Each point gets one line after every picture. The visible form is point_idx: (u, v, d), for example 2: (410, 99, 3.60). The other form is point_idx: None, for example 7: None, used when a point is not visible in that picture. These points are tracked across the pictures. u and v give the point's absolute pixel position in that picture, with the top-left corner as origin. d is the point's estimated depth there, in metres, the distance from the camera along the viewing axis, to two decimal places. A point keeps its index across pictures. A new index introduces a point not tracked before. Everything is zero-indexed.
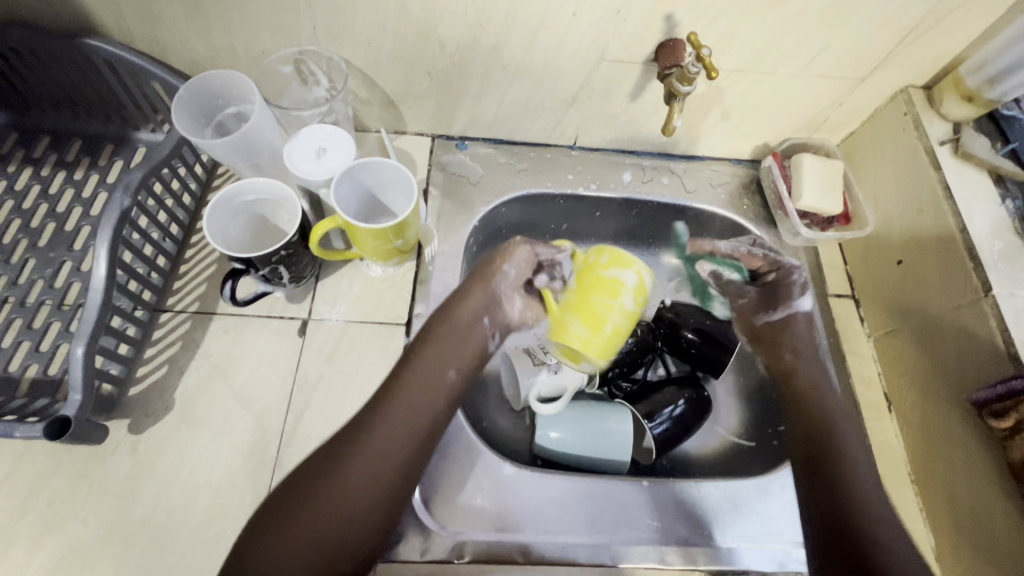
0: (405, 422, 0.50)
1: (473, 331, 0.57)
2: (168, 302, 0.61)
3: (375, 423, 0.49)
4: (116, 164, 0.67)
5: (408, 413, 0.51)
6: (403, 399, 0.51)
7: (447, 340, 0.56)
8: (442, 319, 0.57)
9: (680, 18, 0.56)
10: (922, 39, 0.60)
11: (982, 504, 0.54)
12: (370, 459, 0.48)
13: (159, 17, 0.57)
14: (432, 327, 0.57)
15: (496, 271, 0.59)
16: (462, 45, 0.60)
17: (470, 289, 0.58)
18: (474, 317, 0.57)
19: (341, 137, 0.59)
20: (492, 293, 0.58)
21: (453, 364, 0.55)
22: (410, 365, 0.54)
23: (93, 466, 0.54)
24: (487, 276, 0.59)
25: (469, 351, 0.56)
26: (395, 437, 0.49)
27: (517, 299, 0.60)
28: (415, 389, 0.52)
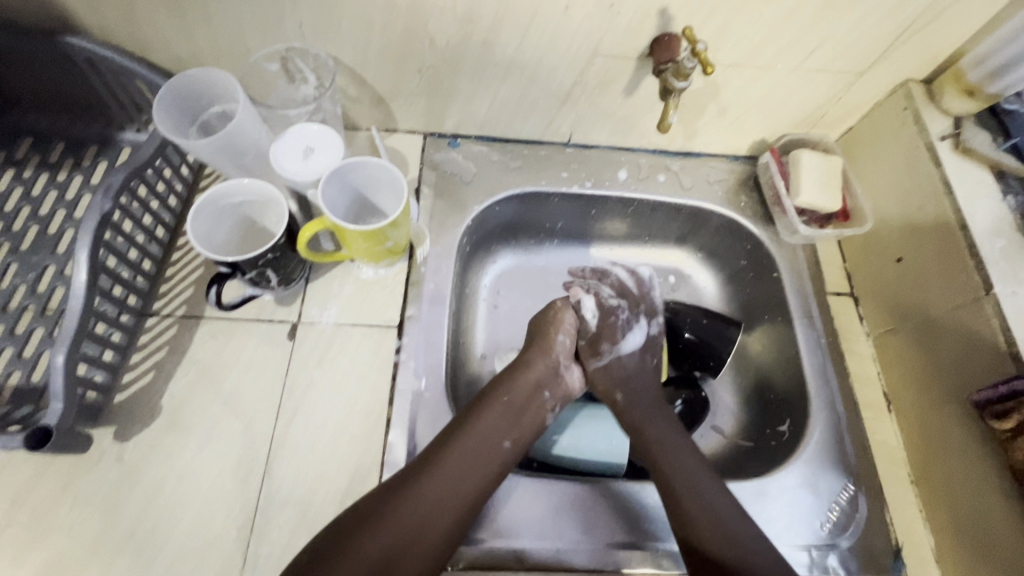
0: (462, 484, 0.51)
1: (532, 401, 0.58)
2: (154, 306, 0.60)
3: (433, 480, 0.50)
4: (100, 165, 0.66)
5: (466, 476, 0.51)
6: (461, 461, 0.52)
7: (507, 407, 0.56)
8: (506, 382, 0.58)
9: (675, 12, 0.55)
10: (922, 32, 0.58)
11: (984, 505, 0.53)
12: (424, 516, 0.48)
13: (140, 14, 0.55)
14: (494, 390, 0.58)
15: (553, 341, 0.62)
16: (452, 40, 0.59)
17: (533, 359, 0.60)
18: (535, 387, 0.59)
19: (329, 136, 0.58)
20: (552, 364, 0.61)
21: (511, 433, 0.55)
22: (470, 427, 0.54)
23: (79, 476, 0.53)
24: (547, 345, 0.62)
25: (528, 422, 0.57)
26: (452, 497, 0.50)
27: (574, 367, 0.63)
28: (472, 452, 0.53)
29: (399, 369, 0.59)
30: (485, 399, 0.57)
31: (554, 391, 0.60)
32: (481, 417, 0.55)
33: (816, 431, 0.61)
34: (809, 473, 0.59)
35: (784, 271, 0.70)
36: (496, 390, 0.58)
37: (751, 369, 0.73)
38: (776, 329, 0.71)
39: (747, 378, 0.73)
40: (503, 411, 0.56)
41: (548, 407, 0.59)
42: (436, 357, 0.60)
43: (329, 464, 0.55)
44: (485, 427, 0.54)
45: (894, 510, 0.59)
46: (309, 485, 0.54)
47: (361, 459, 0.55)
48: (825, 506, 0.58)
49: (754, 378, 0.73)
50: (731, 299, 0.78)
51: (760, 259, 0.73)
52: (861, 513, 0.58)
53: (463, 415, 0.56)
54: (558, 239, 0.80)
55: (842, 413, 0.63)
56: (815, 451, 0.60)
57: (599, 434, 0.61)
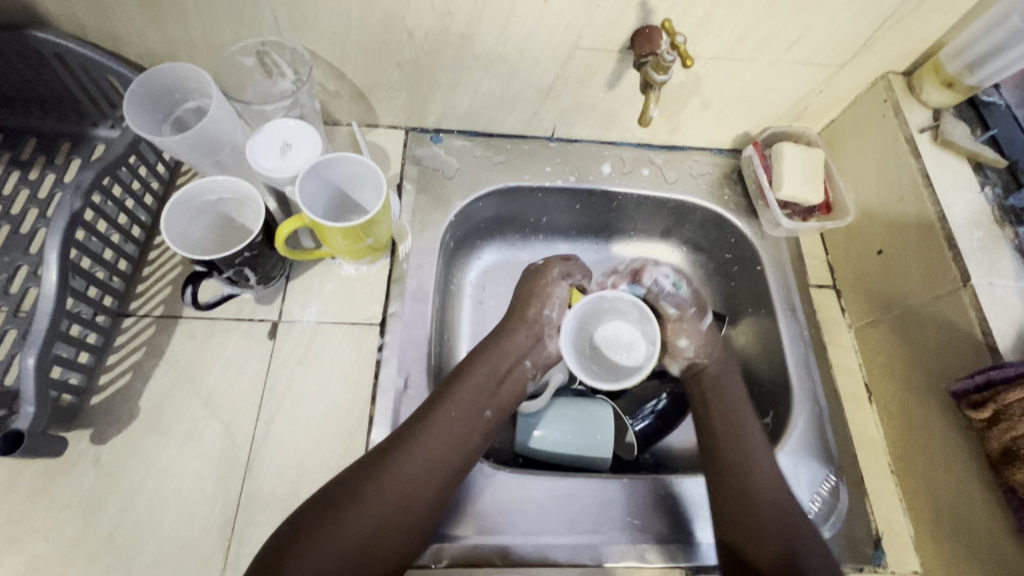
0: (444, 454, 0.51)
1: (514, 370, 0.58)
2: (131, 306, 0.59)
3: (413, 453, 0.50)
4: (73, 162, 0.64)
5: (447, 447, 0.51)
6: (442, 433, 0.52)
7: (487, 376, 0.56)
8: (487, 351, 0.58)
9: (655, 4, 0.54)
10: (901, 24, 0.58)
11: (962, 495, 0.54)
12: (406, 488, 0.49)
13: (109, 8, 0.54)
14: (474, 361, 0.57)
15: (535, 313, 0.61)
16: (431, 34, 0.58)
17: (513, 330, 0.60)
18: (517, 357, 0.58)
19: (307, 132, 0.57)
20: (533, 334, 0.60)
21: (491, 401, 0.56)
22: (450, 397, 0.54)
23: (55, 480, 0.52)
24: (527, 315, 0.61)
25: (509, 391, 0.57)
26: (434, 468, 0.50)
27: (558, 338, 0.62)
28: (453, 423, 0.53)
29: (381, 366, 0.59)
30: (464, 369, 0.57)
31: (536, 359, 0.60)
32: (461, 388, 0.55)
33: (799, 422, 0.62)
34: (791, 464, 0.60)
35: (767, 263, 0.70)
36: (476, 360, 0.57)
37: (735, 362, 0.74)
38: (760, 322, 0.71)
39: None
40: (483, 381, 0.56)
41: (530, 374, 0.59)
42: (419, 354, 0.60)
43: (311, 463, 0.55)
44: (465, 397, 0.54)
45: (875, 500, 0.60)
46: (292, 485, 0.53)
47: (343, 458, 0.55)
48: (807, 497, 0.58)
49: (738, 371, 0.73)
50: (716, 292, 0.78)
51: (744, 252, 0.73)
52: (843, 503, 0.59)
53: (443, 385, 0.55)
54: (543, 234, 0.79)
55: (824, 404, 0.63)
56: (797, 443, 0.61)
57: (582, 429, 0.61)
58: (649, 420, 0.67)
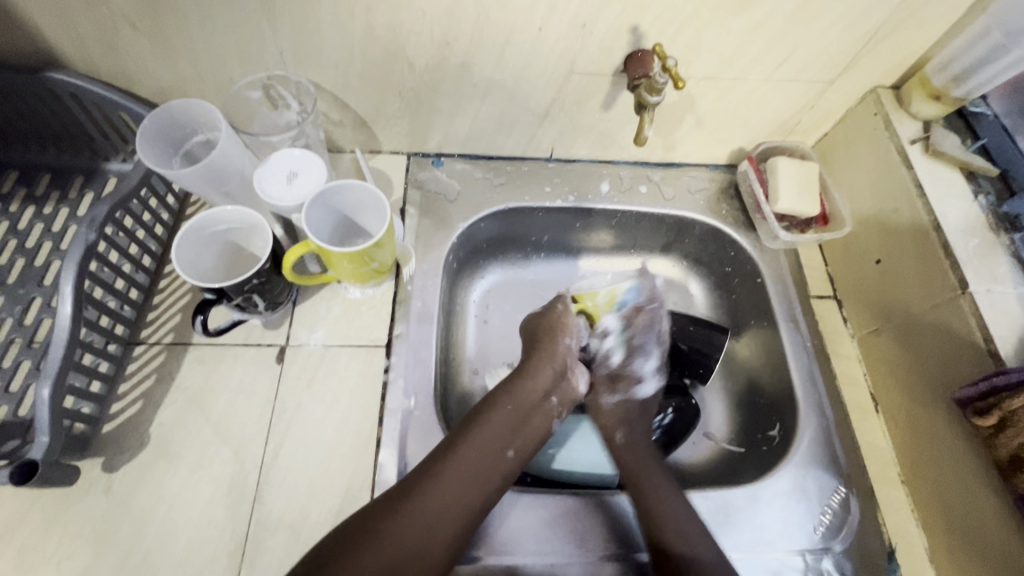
0: (467, 496, 0.50)
1: (537, 409, 0.58)
2: (142, 335, 0.60)
3: (434, 491, 0.49)
4: (86, 196, 0.66)
5: (468, 487, 0.50)
6: (463, 470, 0.51)
7: (512, 415, 0.56)
8: (509, 391, 0.58)
9: (646, 29, 0.56)
10: (887, 41, 0.60)
11: (974, 505, 0.54)
12: (430, 527, 0.47)
13: (124, 49, 0.56)
14: (496, 398, 0.57)
15: (560, 347, 0.62)
16: (431, 64, 0.60)
17: (538, 367, 0.60)
18: (541, 396, 0.58)
19: (311, 161, 0.58)
20: (557, 369, 0.61)
21: (513, 441, 0.55)
22: (471, 437, 0.53)
23: (66, 509, 0.52)
24: (552, 350, 0.62)
25: (531, 430, 0.56)
26: (454, 511, 0.49)
27: (579, 372, 0.63)
28: (475, 464, 0.52)
29: (388, 388, 0.59)
30: (486, 407, 0.56)
31: (559, 398, 0.60)
32: (485, 428, 0.54)
33: (805, 435, 0.62)
34: (799, 477, 0.60)
35: (767, 276, 0.71)
36: (499, 399, 0.57)
37: (740, 375, 0.74)
38: (763, 335, 0.71)
39: (736, 384, 0.74)
40: (506, 419, 0.55)
41: (553, 414, 0.59)
42: (425, 374, 0.60)
43: (319, 487, 0.55)
44: (488, 439, 0.53)
45: (886, 511, 0.60)
46: (301, 510, 0.54)
47: (352, 480, 0.55)
48: (816, 510, 0.58)
49: (743, 383, 0.73)
50: (718, 305, 0.79)
51: (745, 266, 0.74)
52: (854, 515, 0.58)
53: (465, 424, 0.55)
54: (545, 252, 0.81)
55: (830, 414, 0.63)
56: (804, 455, 0.61)
57: (590, 446, 0.63)
58: (656, 435, 0.66)
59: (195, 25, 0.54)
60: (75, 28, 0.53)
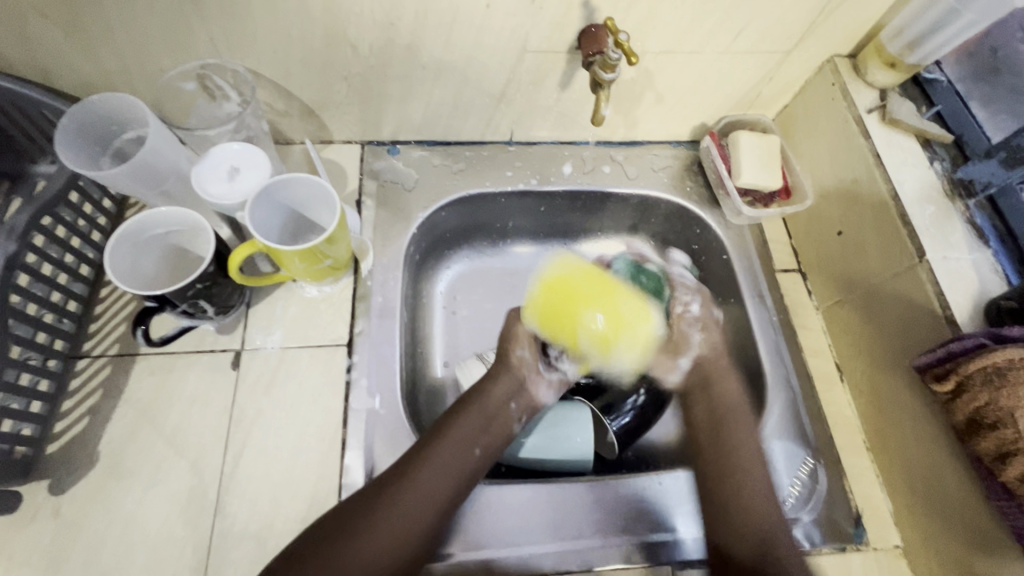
0: (431, 495, 0.49)
1: (501, 412, 0.56)
2: (84, 348, 0.56)
3: (405, 493, 0.48)
4: (14, 203, 0.59)
5: (437, 489, 0.49)
6: (433, 471, 0.50)
7: (478, 416, 0.55)
8: (478, 391, 0.57)
9: (598, 3, 0.54)
10: (842, 8, 0.59)
11: (934, 469, 0.55)
12: (399, 524, 0.47)
13: (36, 40, 0.52)
14: (465, 401, 0.56)
15: (512, 355, 0.60)
16: (376, 47, 0.57)
17: (500, 371, 0.59)
18: (504, 399, 0.57)
19: (252, 153, 0.55)
20: (519, 374, 0.59)
21: (483, 441, 0.54)
22: (442, 437, 0.52)
23: (13, 536, 0.50)
24: (512, 358, 0.60)
25: (498, 431, 0.56)
26: (420, 514, 0.48)
27: (541, 377, 0.61)
28: (445, 463, 0.51)
29: (351, 389, 0.57)
30: (453, 411, 0.55)
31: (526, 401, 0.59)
32: (452, 428, 0.53)
33: (774, 410, 0.62)
34: (769, 451, 0.60)
35: (733, 253, 0.71)
36: (467, 396, 0.56)
37: None
38: (731, 311, 0.71)
39: None
40: (478, 418, 0.55)
41: (516, 418, 0.58)
42: (388, 372, 0.59)
43: (284, 494, 0.53)
44: (456, 438, 0.52)
45: (853, 478, 0.61)
46: (265, 520, 0.52)
47: (317, 486, 0.54)
48: (786, 482, 0.59)
49: None
50: None
51: (711, 243, 0.74)
52: (821, 485, 0.59)
53: (433, 428, 0.53)
54: (510, 238, 0.79)
55: (797, 388, 0.64)
56: (773, 429, 0.61)
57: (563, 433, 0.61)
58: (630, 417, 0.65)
59: (111, 10, 0.50)
60: None
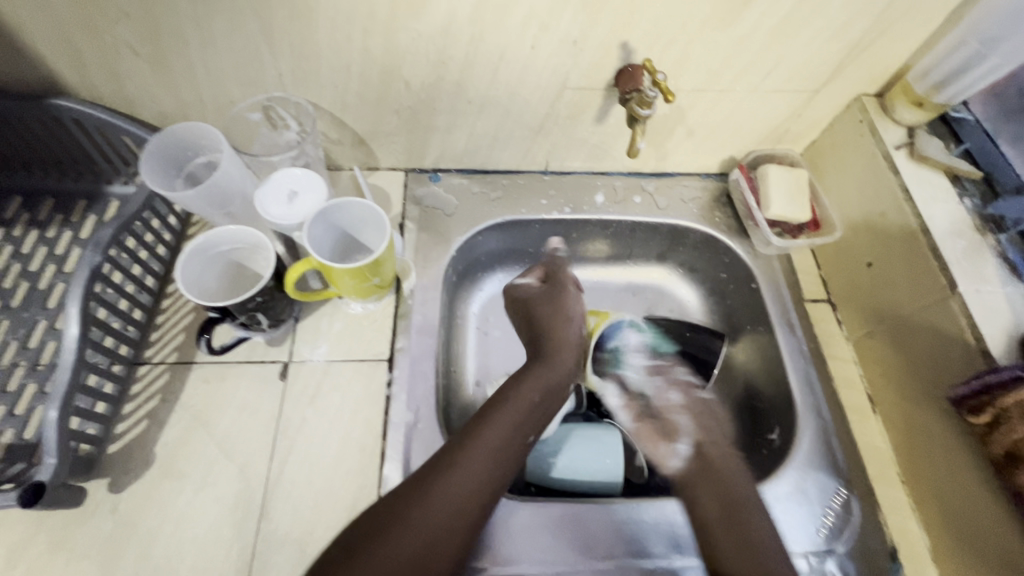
0: (487, 476, 0.49)
1: (553, 394, 0.58)
2: (146, 354, 0.60)
3: (456, 473, 0.48)
4: (89, 219, 0.67)
5: (494, 471, 0.50)
6: (491, 454, 0.50)
7: (533, 399, 0.56)
8: (523, 374, 0.59)
9: (635, 45, 0.58)
10: (869, 51, 0.62)
11: (971, 503, 0.54)
12: (458, 503, 0.47)
13: (126, 74, 0.57)
14: (519, 383, 0.57)
15: (565, 332, 0.63)
16: (427, 83, 0.62)
17: (550, 353, 0.61)
18: (557, 380, 0.59)
19: (311, 178, 0.59)
20: (568, 354, 0.62)
21: (534, 425, 0.55)
22: (496, 420, 0.53)
23: (73, 531, 0.53)
24: (562, 337, 0.63)
25: (546, 413, 0.57)
26: (476, 491, 0.48)
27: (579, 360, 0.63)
28: (498, 445, 0.51)
29: (391, 402, 0.60)
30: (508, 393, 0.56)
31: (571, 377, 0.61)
32: (507, 412, 0.54)
33: (805, 438, 0.63)
34: (800, 480, 0.60)
35: (761, 282, 0.72)
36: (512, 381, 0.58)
37: (738, 381, 0.75)
38: (760, 339, 0.72)
39: (735, 389, 0.75)
40: (530, 402, 0.55)
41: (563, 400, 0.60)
42: (426, 387, 0.61)
43: (325, 501, 0.55)
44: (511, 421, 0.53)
45: (887, 511, 0.60)
46: (307, 527, 0.54)
47: (356, 494, 0.56)
48: (817, 512, 0.59)
49: (742, 387, 0.74)
50: (715, 311, 0.80)
51: (739, 272, 0.75)
52: (855, 516, 0.59)
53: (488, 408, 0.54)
54: None
55: (828, 417, 0.64)
56: (804, 458, 0.61)
57: (592, 454, 0.62)
58: None
59: (195, 50, 0.55)
60: (79, 55, 0.55)
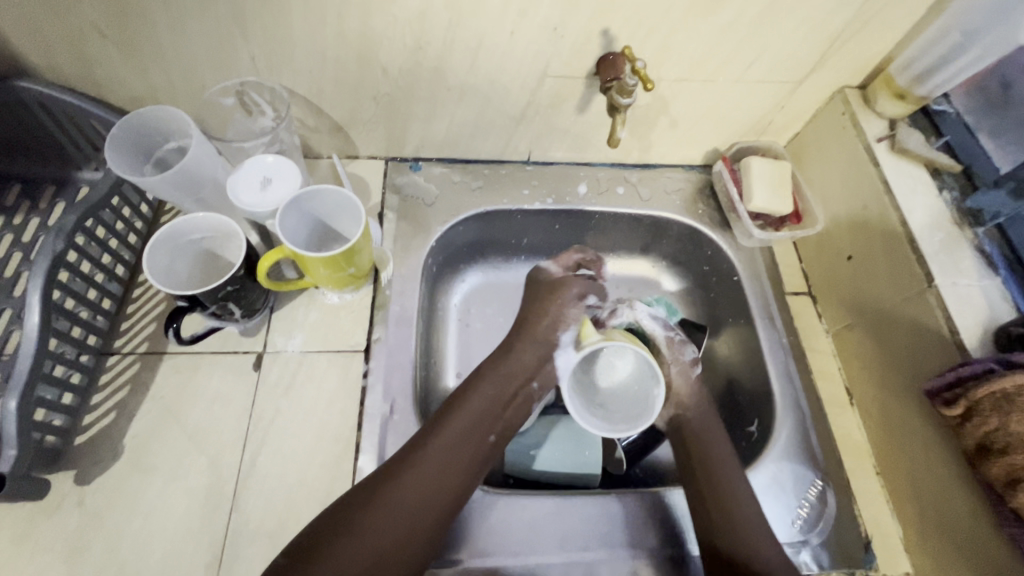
0: (445, 477, 0.51)
1: (520, 393, 0.58)
2: (115, 345, 0.59)
3: (416, 476, 0.50)
4: (58, 206, 0.65)
5: (452, 472, 0.51)
6: (445, 455, 0.51)
7: (493, 399, 0.57)
8: (490, 373, 0.58)
9: (616, 33, 0.57)
10: (851, 42, 0.61)
11: (944, 494, 0.55)
12: (415, 505, 0.49)
13: (92, 56, 0.56)
14: (479, 380, 0.58)
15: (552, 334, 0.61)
16: (404, 69, 0.60)
17: (520, 351, 0.60)
18: (526, 377, 0.59)
19: (286, 166, 0.58)
20: (542, 353, 0.61)
21: (496, 424, 0.56)
22: (453, 421, 0.54)
23: (38, 523, 0.52)
24: (539, 337, 0.61)
25: (514, 413, 0.57)
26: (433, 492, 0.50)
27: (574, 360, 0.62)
28: (457, 448, 0.52)
29: (367, 393, 0.59)
30: (471, 390, 0.57)
31: (542, 381, 0.60)
32: (464, 413, 0.54)
33: (783, 431, 0.63)
34: (777, 472, 0.60)
35: (743, 274, 0.72)
36: (483, 378, 0.58)
37: (720, 373, 0.75)
38: (741, 332, 0.72)
39: (716, 381, 0.75)
40: (489, 401, 0.56)
41: (535, 397, 0.59)
42: (403, 378, 0.60)
43: (298, 494, 0.54)
44: (468, 421, 0.54)
45: (862, 503, 0.60)
46: (279, 519, 0.53)
47: (330, 486, 0.55)
48: (794, 503, 0.59)
49: (722, 381, 0.74)
50: (697, 303, 0.80)
51: (721, 264, 0.75)
52: (830, 508, 0.59)
53: (447, 408, 0.55)
54: (525, 255, 0.81)
55: (807, 411, 0.64)
56: (781, 451, 0.62)
57: (572, 446, 0.62)
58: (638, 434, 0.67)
59: (163, 31, 0.53)
60: (42, 36, 0.53)
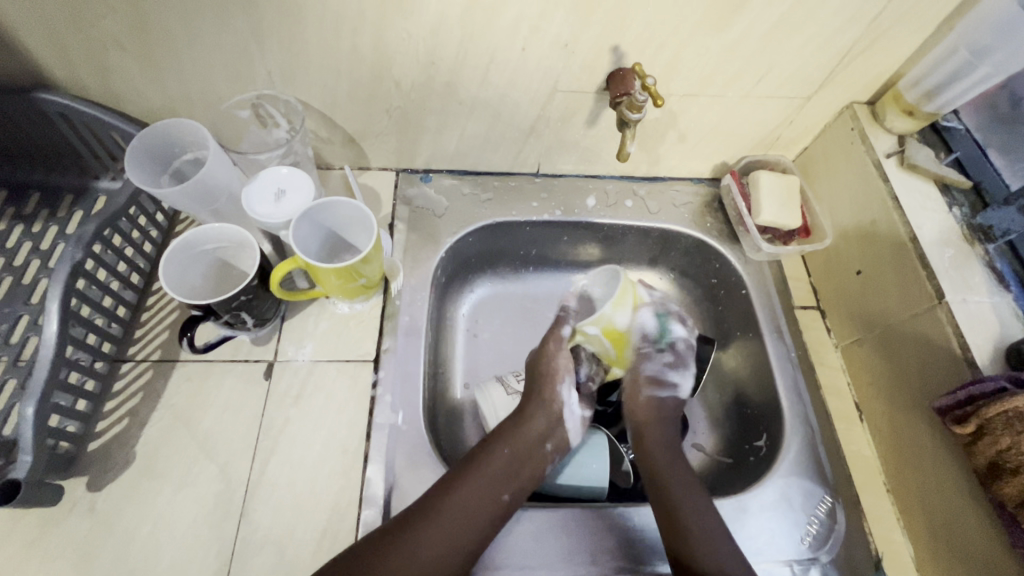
0: (457, 537, 0.51)
1: (532, 455, 0.58)
2: (129, 352, 0.60)
3: (430, 531, 0.51)
4: (75, 215, 0.66)
5: (466, 532, 0.52)
6: (460, 515, 0.52)
7: (507, 461, 0.57)
8: (505, 435, 0.59)
9: (626, 49, 0.58)
10: (860, 59, 0.62)
11: (956, 513, 0.54)
12: (429, 559, 0.50)
13: (113, 69, 0.57)
14: (493, 441, 0.59)
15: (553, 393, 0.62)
16: (417, 83, 0.61)
17: (532, 413, 0.61)
18: (537, 439, 0.59)
19: (299, 177, 0.59)
20: (551, 415, 0.61)
21: (508, 486, 0.56)
22: (468, 480, 0.54)
23: (50, 528, 0.52)
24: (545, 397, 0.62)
25: (527, 474, 0.57)
26: (445, 550, 0.50)
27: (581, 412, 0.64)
28: (473, 507, 0.53)
29: (376, 403, 0.59)
30: (485, 451, 0.57)
31: (556, 443, 0.60)
32: (479, 473, 0.55)
33: (792, 446, 0.62)
34: (785, 488, 0.60)
35: (751, 288, 0.72)
36: (499, 440, 0.59)
37: (728, 387, 0.74)
38: (749, 346, 0.72)
39: (724, 394, 0.74)
40: (502, 463, 0.57)
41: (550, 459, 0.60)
42: (411, 389, 0.61)
43: (306, 504, 0.55)
44: (482, 482, 0.55)
45: (872, 520, 0.60)
46: (288, 528, 0.53)
47: (338, 496, 0.55)
48: (803, 520, 0.58)
49: (730, 394, 0.74)
50: (705, 316, 0.80)
51: (729, 278, 0.75)
52: (840, 525, 0.59)
53: (465, 465, 0.56)
54: (533, 266, 0.82)
55: (816, 426, 0.64)
56: (789, 466, 0.61)
57: (578, 459, 0.62)
58: None
59: (183, 46, 0.55)
60: (66, 50, 0.54)
